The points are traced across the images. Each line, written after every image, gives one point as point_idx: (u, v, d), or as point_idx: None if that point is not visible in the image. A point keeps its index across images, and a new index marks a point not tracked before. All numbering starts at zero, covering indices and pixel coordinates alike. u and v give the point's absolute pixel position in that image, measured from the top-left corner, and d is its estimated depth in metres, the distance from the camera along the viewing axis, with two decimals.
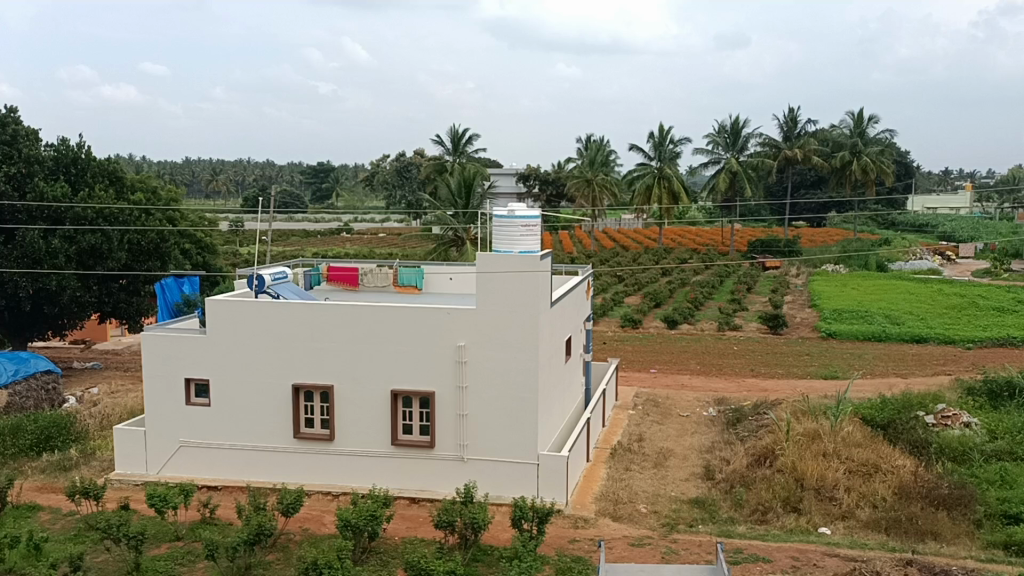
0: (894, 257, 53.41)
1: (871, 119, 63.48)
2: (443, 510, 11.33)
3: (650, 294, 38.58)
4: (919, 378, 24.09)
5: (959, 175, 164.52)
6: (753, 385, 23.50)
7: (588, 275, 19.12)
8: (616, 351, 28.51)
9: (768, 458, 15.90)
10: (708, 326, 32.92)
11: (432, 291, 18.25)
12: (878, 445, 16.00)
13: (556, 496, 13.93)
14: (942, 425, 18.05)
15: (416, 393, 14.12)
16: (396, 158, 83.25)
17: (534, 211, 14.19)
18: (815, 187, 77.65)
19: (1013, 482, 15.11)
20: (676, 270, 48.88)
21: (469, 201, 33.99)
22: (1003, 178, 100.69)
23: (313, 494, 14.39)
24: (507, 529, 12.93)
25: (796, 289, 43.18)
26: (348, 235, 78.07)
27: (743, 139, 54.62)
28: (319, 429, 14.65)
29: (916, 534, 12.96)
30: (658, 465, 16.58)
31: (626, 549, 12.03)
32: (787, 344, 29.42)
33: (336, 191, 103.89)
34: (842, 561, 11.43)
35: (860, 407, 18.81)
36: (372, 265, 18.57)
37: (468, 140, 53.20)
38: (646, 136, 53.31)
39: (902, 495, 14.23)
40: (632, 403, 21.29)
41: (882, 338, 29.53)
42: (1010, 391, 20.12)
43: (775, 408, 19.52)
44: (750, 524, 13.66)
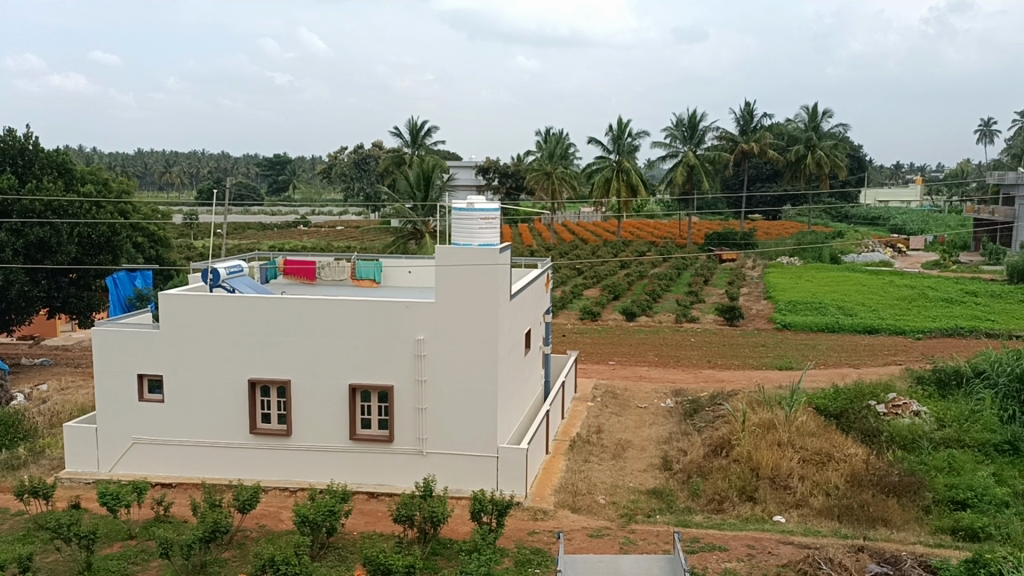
0: (848, 249, 54.36)
1: (826, 113, 64.40)
2: (402, 504, 11.27)
3: (609, 286, 38.82)
4: (870, 368, 24.60)
5: (909, 168, 167.73)
6: (710, 376, 23.79)
7: (548, 268, 19.14)
8: (575, 343, 28.64)
9: (723, 448, 16.11)
10: (665, 318, 33.21)
11: (390, 285, 18.23)
12: (831, 435, 16.34)
13: (515, 488, 13.97)
14: (893, 413, 18.46)
15: (374, 387, 14.05)
16: (354, 150, 82.72)
17: (493, 205, 14.18)
18: (771, 181, 78.75)
19: (960, 469, 15.51)
20: (634, 262, 49.20)
21: (427, 193, 33.86)
22: (952, 171, 103.14)
23: (271, 490, 14.26)
24: (465, 522, 12.94)
25: (752, 281, 43.72)
26: (305, 228, 77.34)
27: (700, 132, 55.02)
28: (277, 425, 14.51)
29: (868, 521, 13.24)
30: (616, 457, 16.72)
31: (585, 540, 12.10)
32: (743, 335, 29.87)
33: (293, 184, 102.91)
34: (796, 548, 11.62)
35: (814, 396, 19.13)
36: (330, 258, 18.47)
37: (427, 132, 53.01)
38: (604, 129, 53.52)
39: (853, 482, 14.53)
40: (591, 395, 21.40)
41: (835, 329, 30.08)
42: (959, 379, 20.61)
43: (732, 399, 19.78)
44: (707, 514, 13.84)
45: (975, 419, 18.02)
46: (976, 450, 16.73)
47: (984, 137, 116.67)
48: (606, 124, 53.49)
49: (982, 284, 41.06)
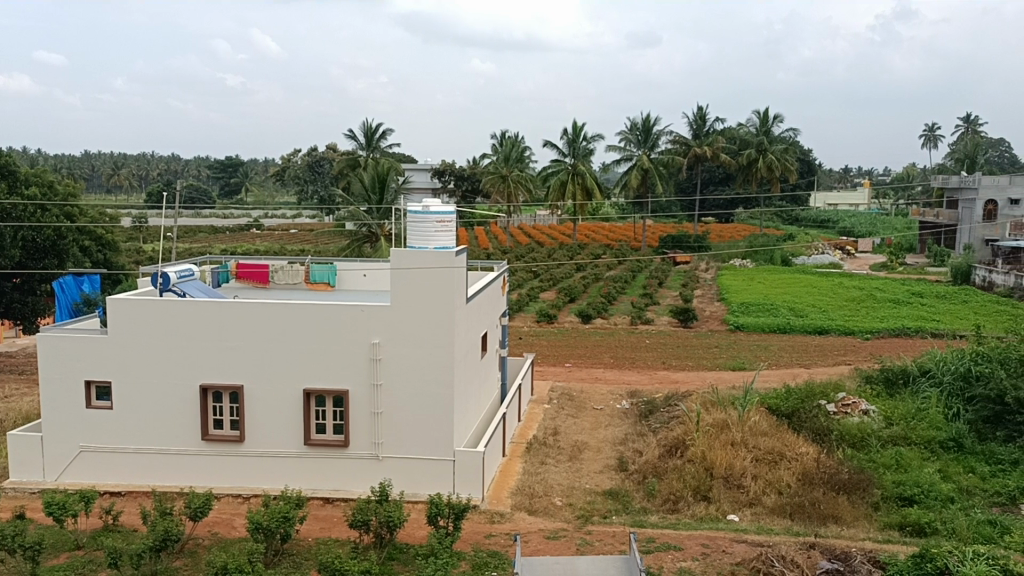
0: (799, 251, 55.31)
1: (776, 118, 65.44)
2: (358, 509, 11.16)
3: (565, 290, 39.00)
4: (821, 368, 25.02)
5: (856, 173, 171.05)
6: (665, 377, 23.99)
7: (504, 271, 19.07)
8: (531, 346, 28.67)
9: (678, 448, 16.28)
10: (621, 320, 33.43)
11: (345, 289, 18.03)
12: (782, 434, 16.60)
13: (472, 491, 13.96)
14: (843, 412, 18.81)
15: (329, 392, 13.92)
16: (307, 153, 81.96)
17: (449, 207, 14.07)
18: (723, 184, 79.73)
19: (907, 466, 15.88)
20: (589, 265, 49.49)
21: (382, 197, 33.71)
22: (898, 175, 105.50)
23: (223, 497, 14.04)
24: (422, 527, 12.89)
25: (705, 283, 44.22)
26: (257, 231, 76.37)
27: (654, 136, 55.62)
28: (229, 431, 14.29)
29: (818, 518, 13.48)
30: (573, 458, 16.79)
31: (541, 542, 12.11)
32: (697, 337, 30.18)
33: (245, 186, 101.60)
34: (749, 546, 11.77)
35: (767, 397, 19.38)
36: (283, 262, 18.19)
37: (382, 135, 52.71)
38: (559, 133, 53.75)
39: (805, 481, 14.78)
40: (547, 398, 21.45)
41: (786, 330, 30.58)
42: (905, 377, 21.09)
43: (686, 400, 20.03)
44: (662, 514, 13.95)
45: (921, 417, 18.44)
46: (922, 447, 17.14)
47: (928, 142, 119.41)
48: (561, 128, 53.75)
49: (927, 285, 42.06)
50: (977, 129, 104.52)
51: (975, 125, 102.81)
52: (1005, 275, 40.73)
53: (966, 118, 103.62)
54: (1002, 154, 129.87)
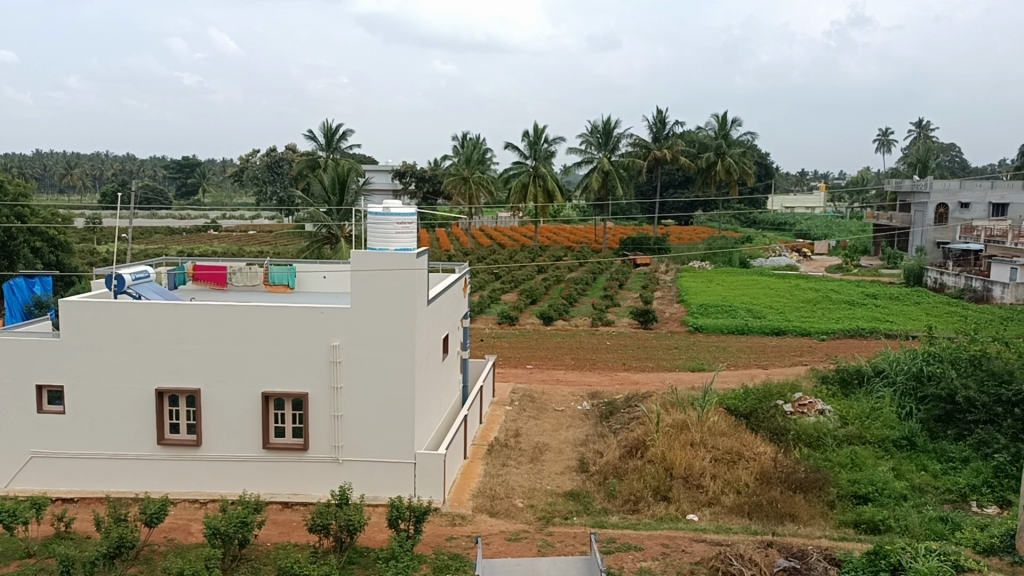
0: (756, 254, 56.03)
1: (735, 121, 66.15)
2: (317, 513, 11.05)
3: (526, 292, 39.09)
4: (778, 369, 25.40)
5: (813, 176, 173.73)
6: (625, 378, 24.13)
7: (465, 272, 19.04)
8: (493, 348, 28.67)
9: (639, 449, 16.41)
10: (582, 321, 33.62)
11: (305, 291, 17.85)
12: (741, 434, 16.81)
13: (433, 494, 13.93)
14: (799, 412, 19.10)
15: (288, 396, 13.79)
16: (266, 153, 81.17)
17: (410, 209, 13.99)
18: (683, 187, 80.48)
19: (862, 465, 16.18)
20: (551, 267, 49.64)
21: (343, 198, 33.51)
22: (852, 179, 107.46)
23: (179, 502, 13.82)
24: (383, 530, 12.83)
25: (665, 285, 44.63)
26: (215, 232, 75.47)
27: (615, 139, 55.97)
28: (186, 435, 14.07)
29: (776, 517, 13.66)
30: (534, 460, 16.81)
31: (502, 544, 12.11)
32: (657, 338, 30.43)
33: (203, 187, 100.34)
34: (708, 545, 11.89)
35: (725, 397, 19.61)
36: (241, 263, 17.99)
37: (342, 135, 52.36)
38: (520, 135, 53.86)
39: (763, 480, 14.97)
40: (509, 399, 21.47)
41: (744, 331, 30.97)
42: (860, 378, 21.50)
43: (646, 400, 20.20)
44: (622, 514, 14.04)
45: (875, 417, 18.78)
46: (877, 446, 17.46)
47: (882, 145, 121.84)
48: (522, 130, 53.84)
49: (880, 287, 42.92)
50: (929, 134, 106.89)
51: (927, 130, 105.11)
52: (956, 276, 41.71)
53: (919, 123, 105.84)
54: (952, 159, 133.11)
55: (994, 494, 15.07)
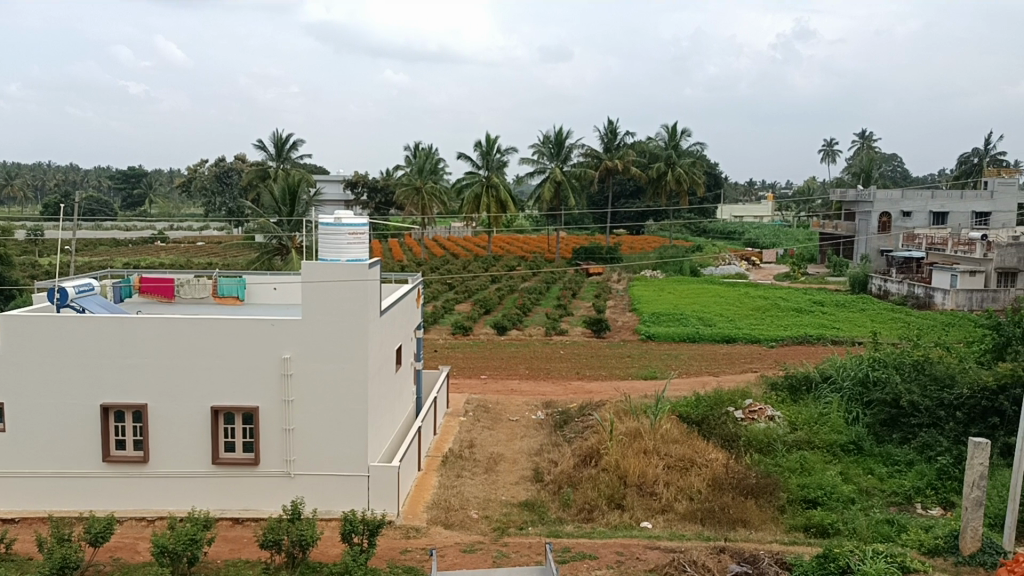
0: (706, 263, 56.77)
1: (684, 132, 67.01)
2: (268, 528, 10.89)
3: (480, 302, 39.08)
4: (728, 376, 25.76)
5: (760, 186, 176.84)
6: (578, 388, 24.24)
7: (418, 283, 18.95)
8: (447, 358, 28.58)
9: (593, 457, 16.49)
10: (535, 331, 33.71)
11: (255, 303, 17.62)
12: (693, 441, 16.99)
13: (387, 507, 13.82)
14: (750, 419, 19.38)
15: (238, 410, 13.57)
16: (215, 163, 80.11)
17: (361, 219, 13.86)
18: (634, 197, 81.33)
19: (811, 469, 16.47)
20: (504, 277, 49.72)
21: (293, 209, 33.23)
22: (799, 188, 109.61)
23: (126, 520, 13.52)
24: (336, 544, 12.70)
25: (617, 294, 44.99)
26: (162, 243, 74.14)
27: (567, 149, 56.33)
28: (132, 451, 13.76)
29: (728, 523, 13.81)
30: (489, 470, 16.79)
31: (457, 556, 12.04)
32: (610, 346, 30.65)
33: (149, 198, 98.58)
34: (662, 553, 11.98)
35: (677, 404, 19.82)
36: (189, 275, 17.71)
37: (292, 146, 51.86)
38: (473, 145, 53.88)
39: (715, 486, 15.14)
40: (463, 410, 21.41)
41: (696, 339, 31.34)
42: (808, 384, 21.93)
43: (600, 409, 20.33)
44: (577, 523, 14.08)
45: (823, 422, 19.13)
46: (825, 451, 17.79)
47: (827, 156, 124.28)
48: (474, 140, 53.91)
49: (826, 294, 43.82)
50: (872, 145, 109.42)
51: (869, 141, 107.53)
52: (900, 284, 42.75)
53: (861, 134, 108.22)
54: (894, 170, 136.76)
55: (938, 496, 15.43)
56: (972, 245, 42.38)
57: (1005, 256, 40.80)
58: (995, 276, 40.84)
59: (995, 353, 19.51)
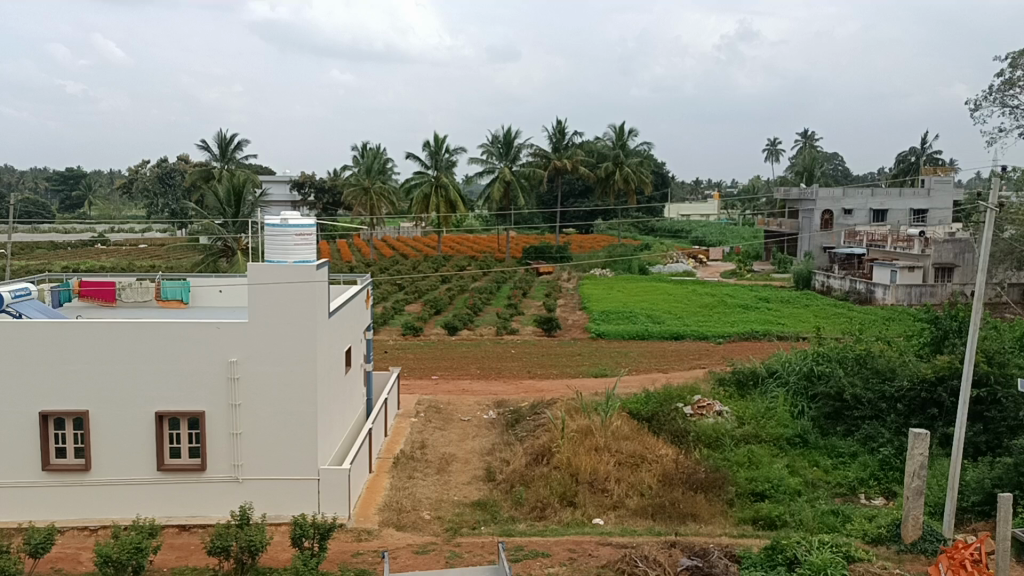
0: (655, 261, 57.38)
1: (632, 132, 67.60)
2: (216, 535, 10.68)
3: (430, 302, 38.95)
4: (677, 372, 26.08)
5: (706, 185, 179.48)
6: (530, 386, 24.33)
7: (368, 284, 18.77)
8: (397, 360, 28.38)
9: (545, 456, 16.55)
10: (486, 330, 33.69)
11: (199, 305, 17.32)
12: (643, 437, 17.17)
13: (338, 510, 13.70)
14: (699, 414, 19.63)
15: (184, 415, 13.31)
16: (157, 164, 78.62)
17: (308, 220, 13.65)
18: (583, 196, 81.81)
19: (758, 463, 16.75)
20: (455, 277, 49.62)
21: (238, 210, 32.75)
22: (744, 186, 111.43)
23: (67, 531, 13.16)
24: (286, 549, 12.54)
25: (567, 293, 45.20)
26: (103, 246, 72.42)
27: (515, 149, 56.45)
28: (74, 459, 13.39)
29: (678, 517, 13.99)
30: (440, 471, 16.74)
31: (410, 557, 11.98)
32: (561, 345, 30.81)
33: (89, 200, 96.29)
34: (614, 549, 12.07)
35: (627, 401, 19.99)
36: (131, 278, 17.35)
37: (237, 146, 51.07)
38: (422, 144, 53.67)
39: (665, 481, 15.31)
40: (414, 411, 21.32)
41: (645, 336, 31.63)
42: (755, 378, 22.33)
43: (551, 407, 20.44)
44: (530, 521, 14.11)
45: (769, 416, 19.49)
46: (772, 444, 18.13)
47: (771, 155, 126.50)
48: (423, 140, 53.72)
49: (771, 291, 44.64)
50: (813, 144, 111.67)
51: (811, 140, 109.63)
52: (841, 279, 43.75)
53: (804, 134, 110.23)
54: (835, 168, 139.98)
55: (880, 486, 15.84)
56: (910, 241, 43.58)
57: (941, 251, 42.06)
58: (932, 271, 42.07)
59: (933, 346, 20.09)
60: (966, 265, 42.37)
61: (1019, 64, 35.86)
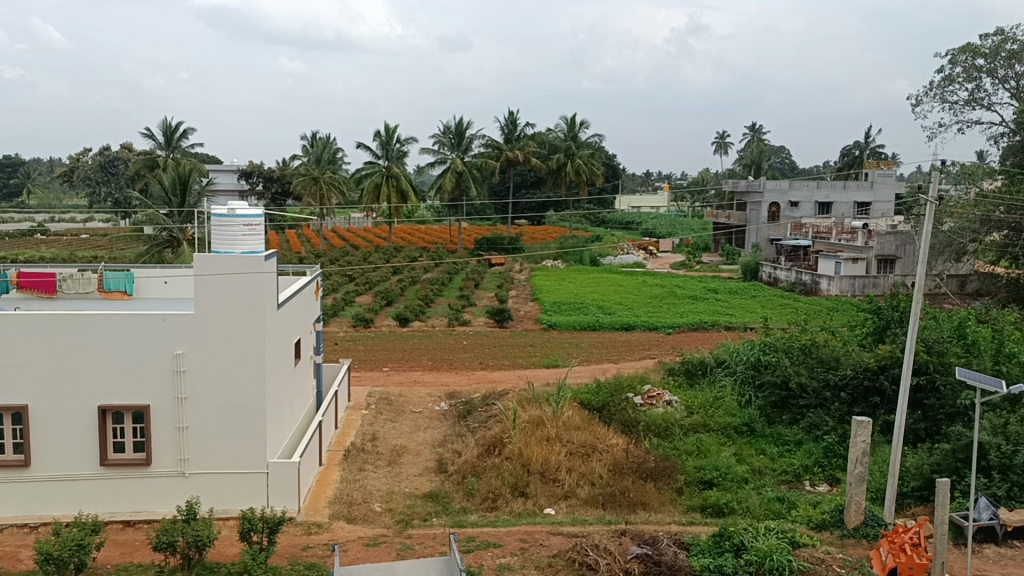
0: (606, 252, 57.77)
1: (583, 123, 67.85)
2: (162, 530, 10.46)
3: (381, 293, 38.69)
4: (628, 362, 26.33)
5: (656, 177, 180.89)
6: (482, 377, 24.32)
7: (317, 275, 18.54)
8: (347, 352, 28.15)
9: (496, 447, 16.59)
10: (438, 321, 33.58)
11: (144, 297, 16.95)
12: (594, 427, 17.31)
13: (288, 504, 13.55)
14: (649, 404, 19.85)
15: (128, 409, 13.03)
16: (99, 152, 76.79)
17: (257, 210, 13.46)
18: (534, 188, 81.93)
19: (707, 451, 17.00)
20: (406, 268, 49.37)
21: (184, 199, 32.10)
22: (693, 178, 112.63)
23: (7, 528, 12.80)
24: (234, 543, 12.37)
25: (519, 284, 45.29)
26: (43, 236, 70.47)
27: (467, 140, 56.29)
28: (13, 455, 13.04)
29: (628, 506, 14.13)
30: (392, 463, 16.65)
31: (360, 550, 11.92)
32: (512, 336, 30.86)
33: (28, 188, 93.53)
34: (565, 538, 12.15)
35: (578, 392, 20.12)
36: (72, 269, 16.90)
37: (182, 134, 50.07)
38: (372, 134, 53.19)
39: (616, 471, 15.45)
40: (365, 403, 21.17)
41: (596, 327, 31.85)
42: (703, 368, 22.66)
43: (502, 398, 20.48)
44: (481, 512, 14.11)
45: (718, 405, 19.79)
46: (720, 433, 18.41)
47: (719, 148, 128.08)
48: (374, 129, 53.21)
49: (720, 282, 45.25)
50: (760, 138, 113.36)
51: (759, 133, 111.16)
52: (788, 271, 44.54)
53: (751, 127, 111.84)
54: (782, 161, 142.21)
55: (824, 473, 16.19)
56: (854, 234, 44.52)
57: (884, 243, 43.11)
58: (875, 263, 43.09)
59: (875, 335, 20.53)
60: (907, 257, 43.38)
61: (959, 60, 36.82)
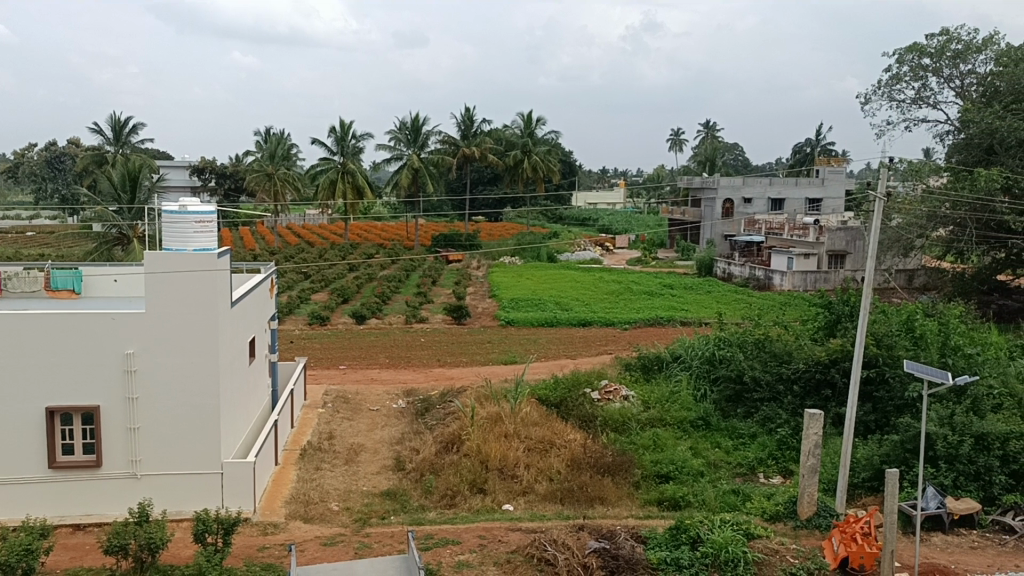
0: (563, 249, 57.97)
1: (540, 120, 67.99)
2: (113, 533, 10.25)
3: (338, 291, 38.36)
4: (585, 358, 26.46)
5: (613, 174, 181.93)
6: (439, 375, 24.24)
7: (272, 272, 18.32)
8: (303, 350, 27.85)
9: (454, 444, 16.55)
10: (395, 319, 33.34)
11: (93, 295, 16.60)
12: (552, 423, 17.38)
13: (243, 504, 13.39)
14: (606, 399, 19.98)
15: (77, 410, 12.74)
16: (45, 147, 75.13)
17: (209, 207, 13.23)
18: (491, 184, 81.90)
19: (663, 445, 17.17)
20: (363, 266, 49.01)
21: (134, 196, 31.49)
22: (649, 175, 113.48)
23: None
24: (188, 545, 12.19)
25: (477, 281, 45.21)
26: None
27: (424, 136, 55.91)
28: None
29: (586, 501, 14.20)
30: (349, 461, 16.53)
31: (317, 549, 11.81)
32: (470, 333, 30.83)
33: None
34: (524, 534, 12.18)
35: (536, 388, 20.15)
36: (18, 267, 16.53)
37: (132, 130, 49.07)
38: (327, 130, 52.76)
39: (574, 466, 15.52)
40: (322, 401, 20.95)
41: (553, 323, 31.96)
42: (660, 363, 22.87)
43: (460, 395, 20.42)
44: (440, 509, 14.09)
45: (674, 399, 19.98)
46: (676, 427, 18.61)
47: (675, 146, 129.24)
48: (329, 125, 52.77)
49: (675, 278, 45.69)
50: (714, 135, 114.70)
51: (714, 131, 112.44)
52: (741, 267, 45.05)
53: (705, 124, 113.06)
54: (736, 157, 144.00)
55: (778, 466, 16.47)
56: (806, 229, 45.23)
57: (834, 239, 43.75)
58: (826, 258, 43.85)
59: (826, 329, 20.89)
60: (857, 253, 44.06)
61: (905, 60, 37.70)
